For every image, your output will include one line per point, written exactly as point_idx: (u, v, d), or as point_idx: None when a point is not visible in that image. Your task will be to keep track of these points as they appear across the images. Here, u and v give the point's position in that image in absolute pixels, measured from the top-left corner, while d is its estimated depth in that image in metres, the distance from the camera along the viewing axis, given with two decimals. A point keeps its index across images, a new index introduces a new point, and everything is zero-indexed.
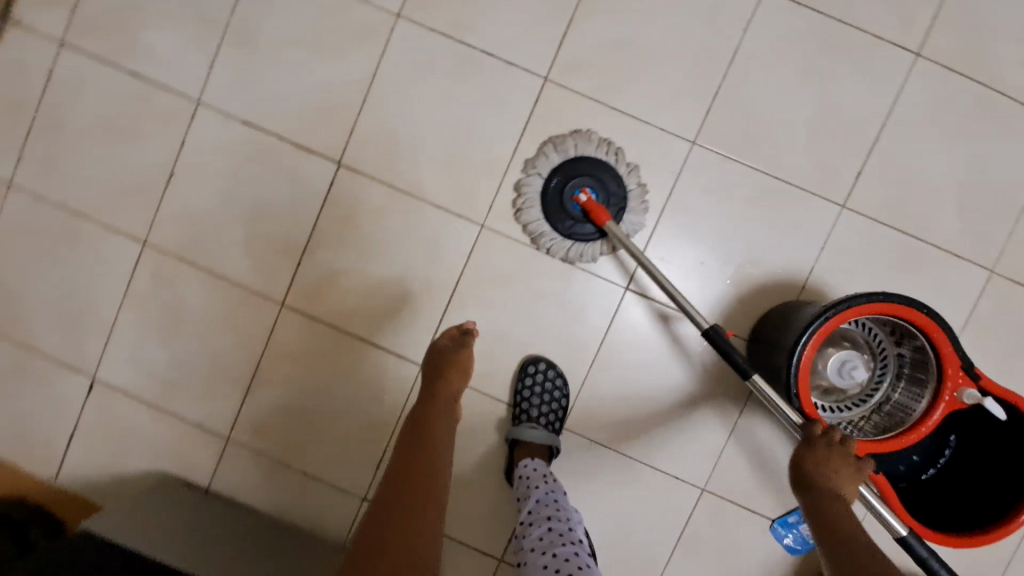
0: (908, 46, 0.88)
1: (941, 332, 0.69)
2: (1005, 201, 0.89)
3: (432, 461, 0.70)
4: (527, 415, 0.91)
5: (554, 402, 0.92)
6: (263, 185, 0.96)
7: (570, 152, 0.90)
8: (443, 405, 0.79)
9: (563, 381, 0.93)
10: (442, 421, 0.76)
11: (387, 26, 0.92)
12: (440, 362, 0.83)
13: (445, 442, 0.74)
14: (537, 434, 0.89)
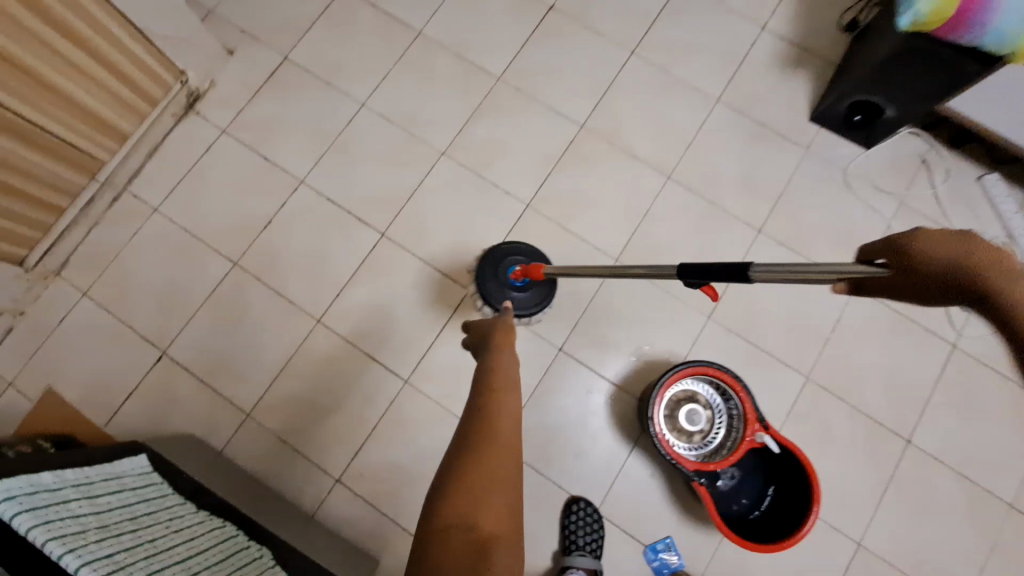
0: (756, 225, 1.39)
1: (745, 393, 1.10)
2: (817, 332, 1.32)
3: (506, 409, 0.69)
4: (575, 543, 1.20)
5: (594, 532, 1.21)
6: (328, 239, 1.41)
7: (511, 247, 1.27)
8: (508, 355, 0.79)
9: (599, 516, 1.23)
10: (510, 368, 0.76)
11: (433, 158, 1.44)
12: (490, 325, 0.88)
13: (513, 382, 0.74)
14: (585, 560, 1.17)
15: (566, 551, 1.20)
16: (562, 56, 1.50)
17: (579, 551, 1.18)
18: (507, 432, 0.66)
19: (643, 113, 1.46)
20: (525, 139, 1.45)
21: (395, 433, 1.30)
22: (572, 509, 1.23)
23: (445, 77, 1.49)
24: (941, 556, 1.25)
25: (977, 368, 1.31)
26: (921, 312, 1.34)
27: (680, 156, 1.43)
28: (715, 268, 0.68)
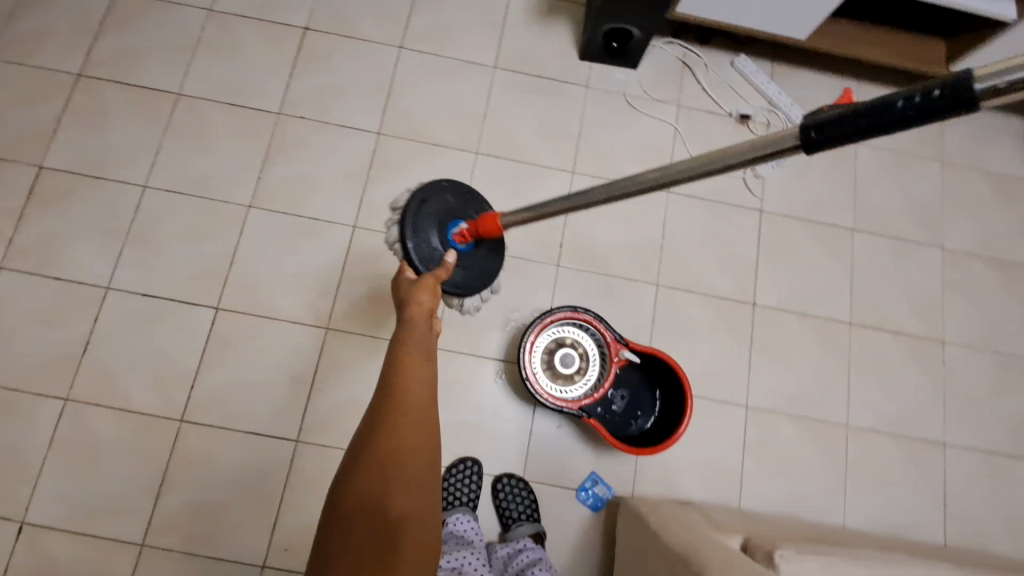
0: (568, 168, 1.47)
1: (600, 321, 1.18)
2: (652, 242, 1.44)
3: (416, 373, 0.63)
4: (511, 517, 1.24)
5: (524, 500, 1.25)
6: (162, 334, 1.31)
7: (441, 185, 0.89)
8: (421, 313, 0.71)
9: (525, 483, 1.27)
10: (423, 327, 0.69)
11: (243, 214, 1.38)
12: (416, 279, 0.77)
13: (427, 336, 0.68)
14: (523, 528, 1.21)
15: (506, 528, 1.24)
16: (335, 72, 1.48)
17: (518, 522, 1.22)
18: (416, 401, 0.61)
19: (431, 99, 1.48)
20: (328, 164, 1.43)
21: (303, 495, 1.26)
22: (499, 488, 1.26)
23: (225, 131, 1.43)
24: (817, 387, 1.40)
25: (786, 222, 1.49)
26: (728, 191, 1.49)
27: (479, 129, 1.47)
28: (880, 124, 0.45)
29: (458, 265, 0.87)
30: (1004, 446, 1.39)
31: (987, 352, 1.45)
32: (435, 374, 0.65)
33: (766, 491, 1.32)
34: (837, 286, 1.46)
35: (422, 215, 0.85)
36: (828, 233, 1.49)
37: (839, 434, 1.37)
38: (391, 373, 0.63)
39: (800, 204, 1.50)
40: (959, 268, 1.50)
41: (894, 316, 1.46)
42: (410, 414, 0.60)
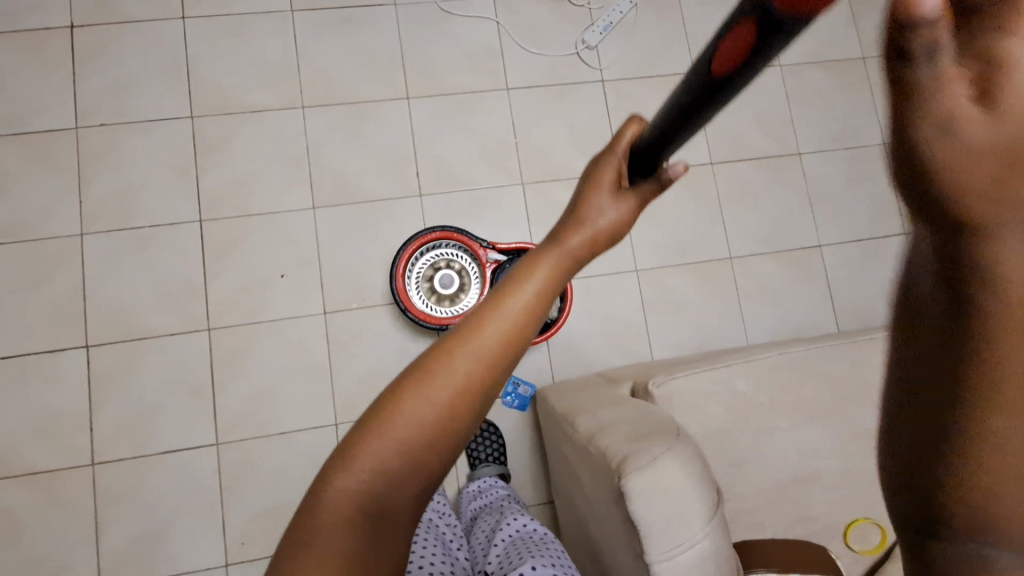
0: (401, 94, 1.41)
1: (458, 233, 1.16)
2: (506, 144, 1.43)
3: (472, 358, 0.42)
4: (479, 458, 1.26)
5: (493, 442, 1.27)
6: (38, 390, 1.25)
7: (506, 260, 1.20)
8: (563, 251, 0.46)
9: (495, 426, 1.29)
10: (547, 282, 0.45)
11: (78, 245, 1.30)
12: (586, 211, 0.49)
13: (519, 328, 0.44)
14: (490, 468, 1.24)
15: (472, 467, 1.27)
16: (122, 66, 1.36)
17: (483, 463, 1.24)
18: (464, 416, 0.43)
19: (235, 65, 1.38)
20: (150, 166, 1.33)
21: (242, 492, 1.26)
22: None
23: (27, 166, 1.32)
24: (698, 231, 1.45)
25: (629, 84, 1.49)
26: (565, 71, 1.47)
27: (297, 81, 1.39)
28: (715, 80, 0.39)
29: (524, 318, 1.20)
30: (871, 230, 1.51)
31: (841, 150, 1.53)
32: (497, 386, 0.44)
33: (673, 341, 1.39)
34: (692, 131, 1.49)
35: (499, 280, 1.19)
36: (671, 83, 1.51)
37: (726, 267, 1.44)
38: (464, 322, 0.44)
39: (638, 62, 1.50)
40: (798, 80, 1.55)
41: (752, 142, 1.50)
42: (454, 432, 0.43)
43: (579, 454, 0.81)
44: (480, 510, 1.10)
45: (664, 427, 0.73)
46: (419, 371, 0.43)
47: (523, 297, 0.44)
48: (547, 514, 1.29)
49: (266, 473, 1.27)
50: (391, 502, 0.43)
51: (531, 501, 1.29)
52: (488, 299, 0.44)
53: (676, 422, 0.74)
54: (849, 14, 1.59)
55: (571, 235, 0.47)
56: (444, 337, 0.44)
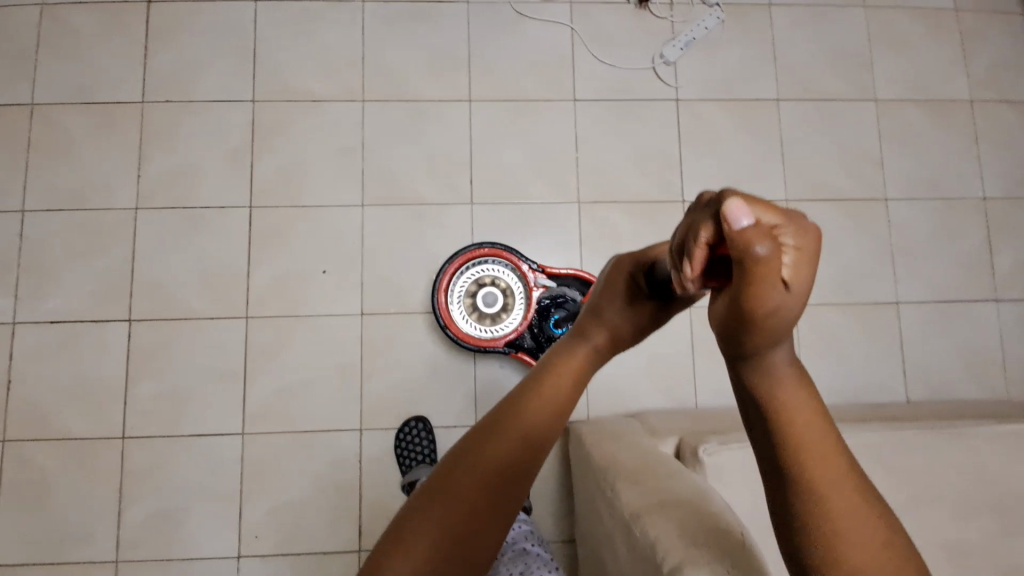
0: (464, 97, 1.36)
1: (509, 254, 1.13)
2: (566, 158, 1.36)
3: (525, 426, 0.51)
4: None
5: None
6: (80, 358, 1.28)
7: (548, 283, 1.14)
8: (590, 348, 0.56)
9: None
10: (575, 374, 0.55)
11: (132, 219, 1.31)
12: (608, 307, 0.57)
13: (563, 403, 0.53)
14: None
15: None
16: (192, 44, 1.36)
17: None
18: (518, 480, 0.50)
19: (301, 52, 1.36)
20: (207, 148, 1.33)
21: (261, 486, 1.25)
22: None
23: (92, 135, 1.33)
24: None
25: (704, 107, 1.39)
26: (637, 86, 1.39)
27: (359, 74, 1.35)
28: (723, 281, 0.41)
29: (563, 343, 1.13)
30: (958, 292, 1.36)
31: (933, 200, 1.39)
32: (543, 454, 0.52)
33: (721, 388, 1.30)
34: (768, 163, 1.38)
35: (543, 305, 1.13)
36: (751, 109, 1.39)
37: None
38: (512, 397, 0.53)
39: (718, 84, 1.40)
40: (894, 119, 1.41)
41: (833, 183, 1.38)
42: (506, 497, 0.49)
43: (623, 529, 0.73)
44: (504, 555, 1.00)
45: (730, 534, 0.62)
46: (478, 436, 0.51)
47: (564, 379, 0.54)
48: (566, 553, 1.23)
49: (287, 469, 1.25)
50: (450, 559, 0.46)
51: (551, 538, 1.23)
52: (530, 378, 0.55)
53: (742, 526, 0.64)
54: (961, 50, 1.44)
55: (597, 331, 0.57)
56: (499, 407, 0.53)
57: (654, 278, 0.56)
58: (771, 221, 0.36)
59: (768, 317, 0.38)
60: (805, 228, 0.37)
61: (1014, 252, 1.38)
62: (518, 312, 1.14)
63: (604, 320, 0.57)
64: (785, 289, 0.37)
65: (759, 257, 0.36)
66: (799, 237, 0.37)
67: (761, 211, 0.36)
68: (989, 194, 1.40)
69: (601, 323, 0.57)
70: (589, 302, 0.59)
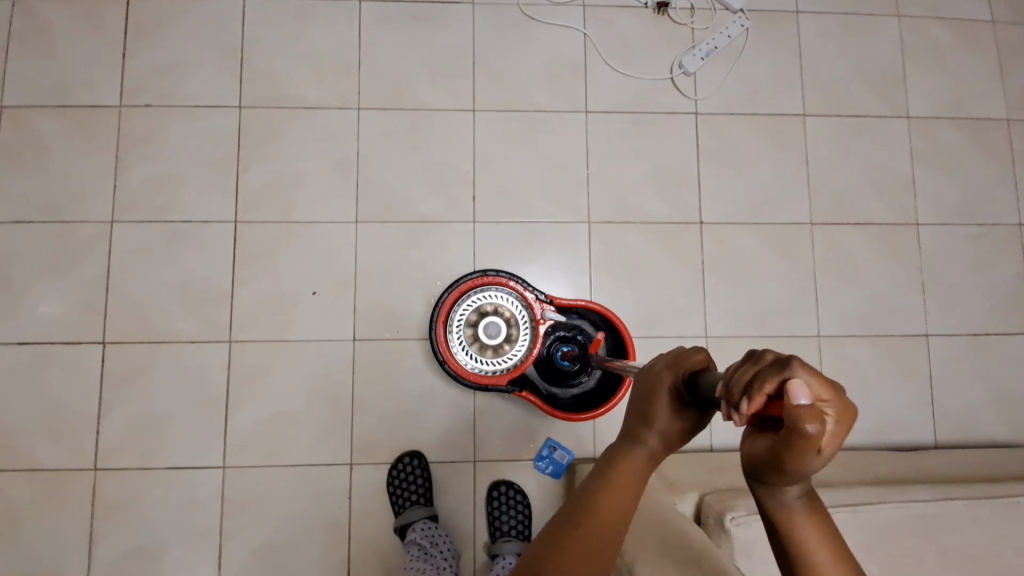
0: (467, 107, 1.26)
1: (514, 282, 1.04)
2: (576, 174, 1.26)
3: (584, 536, 0.50)
4: (501, 530, 1.15)
5: (519, 514, 1.16)
6: (50, 382, 1.19)
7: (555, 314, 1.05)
8: (639, 458, 0.53)
9: (523, 495, 1.17)
10: (625, 490, 0.52)
11: (108, 233, 1.22)
12: (652, 406, 0.53)
13: (621, 507, 0.52)
14: (512, 545, 1.12)
15: (492, 540, 1.15)
16: (175, 44, 1.26)
17: (505, 539, 1.13)
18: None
19: (293, 55, 1.26)
20: (190, 157, 1.24)
21: (243, 523, 1.16)
22: (494, 496, 1.17)
23: (65, 141, 1.24)
24: (782, 301, 1.26)
25: (725, 121, 1.30)
26: (654, 98, 1.29)
27: (355, 79, 1.26)
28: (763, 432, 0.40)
29: (569, 378, 1.06)
30: (991, 324, 1.28)
31: (967, 226, 1.30)
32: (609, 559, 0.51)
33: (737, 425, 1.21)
34: (792, 183, 1.29)
35: (547, 336, 1.06)
36: (775, 124, 1.30)
37: (811, 346, 1.25)
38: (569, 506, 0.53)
39: (740, 96, 1.30)
40: (927, 137, 1.32)
41: (860, 206, 1.29)
42: None
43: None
44: None
45: None
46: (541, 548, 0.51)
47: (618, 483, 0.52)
48: None
49: (271, 505, 1.17)
50: None
51: None
52: (588, 484, 0.54)
53: None
54: (1000, 65, 1.34)
55: (646, 434, 0.53)
56: (558, 516, 0.53)
57: (695, 387, 0.51)
58: (820, 396, 0.36)
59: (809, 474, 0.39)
60: (846, 405, 0.37)
61: None
62: (522, 344, 1.06)
63: (649, 431, 0.53)
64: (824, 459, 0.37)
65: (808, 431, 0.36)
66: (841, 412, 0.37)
67: (815, 384, 0.36)
68: None
69: (649, 429, 0.53)
70: (630, 407, 0.55)
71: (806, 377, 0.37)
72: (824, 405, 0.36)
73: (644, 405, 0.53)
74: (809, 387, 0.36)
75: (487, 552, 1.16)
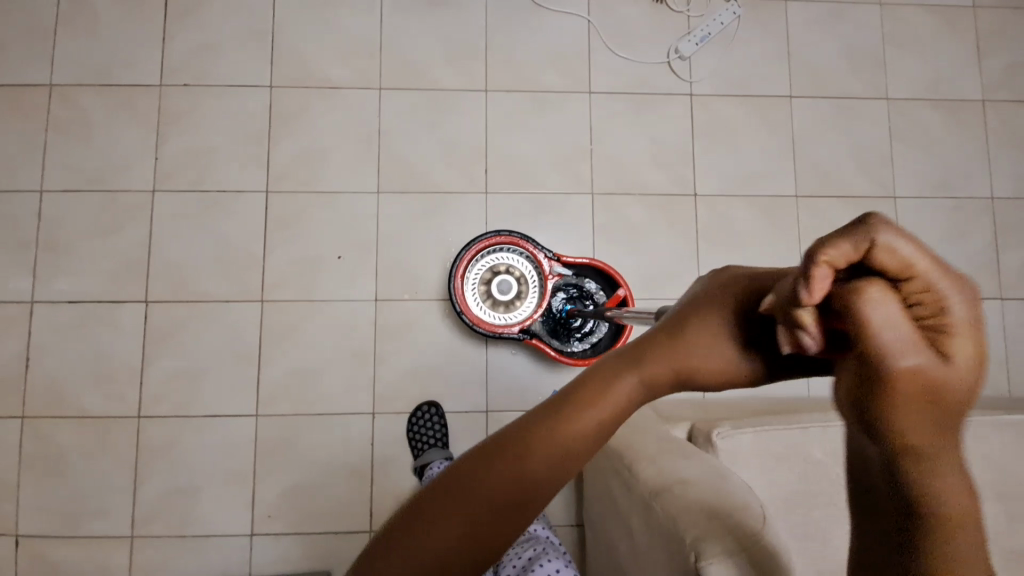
0: (480, 87, 1.37)
1: (526, 241, 1.14)
2: (580, 150, 1.37)
3: (554, 440, 0.36)
4: None
5: None
6: (96, 337, 1.29)
7: (562, 270, 1.16)
8: (637, 380, 0.38)
9: None
10: (611, 422, 0.37)
11: (149, 201, 1.32)
12: (681, 322, 0.40)
13: (608, 415, 0.37)
14: None
15: None
16: (210, 28, 1.36)
17: None
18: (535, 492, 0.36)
19: (320, 38, 1.36)
20: (224, 132, 1.34)
21: (274, 467, 1.27)
22: None
23: (110, 117, 1.34)
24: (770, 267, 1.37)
25: (718, 102, 1.40)
26: (652, 79, 1.40)
27: (377, 61, 1.36)
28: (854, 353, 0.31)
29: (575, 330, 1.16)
30: None
31: (942, 199, 1.40)
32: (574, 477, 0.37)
33: (729, 379, 1.31)
34: (780, 159, 1.39)
35: (555, 292, 1.16)
36: (765, 105, 1.41)
37: None
38: (541, 420, 0.37)
39: (732, 79, 1.41)
40: (906, 117, 1.42)
41: (843, 180, 1.40)
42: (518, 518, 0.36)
43: (642, 506, 0.76)
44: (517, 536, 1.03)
45: (748, 512, 0.65)
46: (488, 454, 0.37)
47: (610, 396, 0.37)
48: (572, 536, 1.25)
49: (300, 451, 1.27)
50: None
51: (558, 521, 1.26)
52: (566, 398, 0.38)
53: (760, 507, 0.67)
54: (975, 50, 1.45)
55: (660, 356, 0.39)
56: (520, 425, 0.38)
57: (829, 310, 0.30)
58: (911, 263, 0.29)
59: (919, 391, 0.30)
60: (967, 288, 0.29)
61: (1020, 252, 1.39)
62: (532, 299, 1.17)
63: (661, 353, 0.38)
64: (927, 356, 0.29)
65: (878, 314, 0.29)
66: (964, 297, 0.30)
67: (907, 249, 0.28)
68: (997, 194, 1.41)
69: (667, 346, 0.39)
70: (652, 331, 0.41)
71: (892, 244, 0.28)
72: (920, 281, 0.29)
73: (688, 327, 0.39)
74: (901, 257, 0.29)
75: None
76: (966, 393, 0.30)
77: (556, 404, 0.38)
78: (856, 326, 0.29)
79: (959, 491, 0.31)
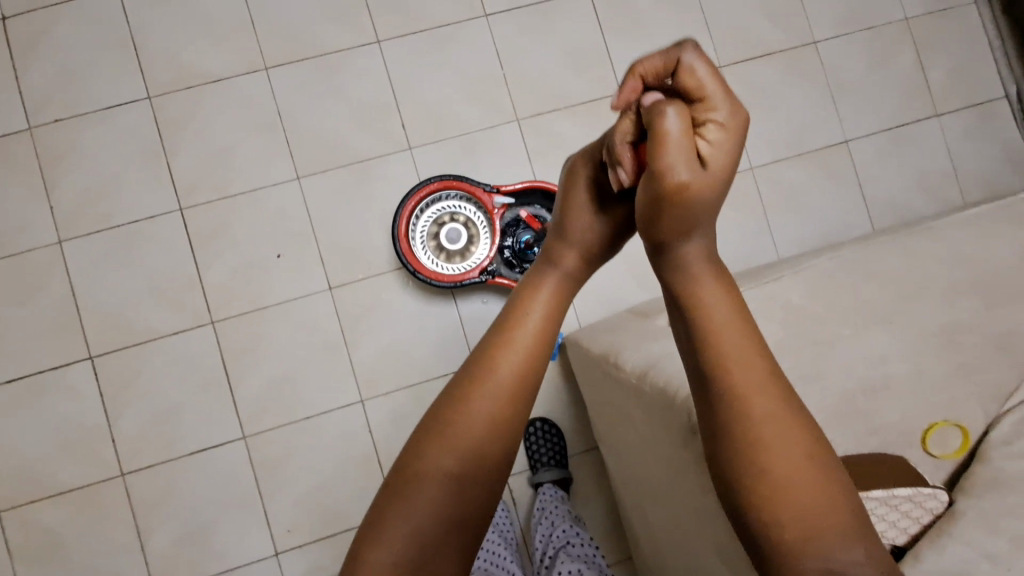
0: (372, 40, 1.28)
1: (457, 181, 1.08)
2: (493, 78, 1.30)
3: (492, 383, 0.57)
4: (540, 461, 1.21)
5: (555, 445, 1.23)
6: (52, 407, 1.21)
7: (503, 199, 1.10)
8: (550, 280, 0.62)
9: (556, 427, 1.24)
10: (548, 306, 0.61)
11: (59, 253, 1.22)
12: (570, 201, 0.63)
13: (527, 350, 0.58)
14: (552, 473, 1.20)
15: (532, 472, 1.22)
16: (64, 51, 1.24)
17: (545, 467, 1.20)
18: (481, 419, 0.55)
19: (185, 32, 1.25)
20: (116, 158, 1.23)
21: (278, 480, 1.23)
22: (530, 432, 1.23)
23: None
24: None
25: None
26: None
27: (254, 40, 1.26)
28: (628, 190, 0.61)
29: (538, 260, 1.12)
30: (901, 116, 1.38)
31: (860, 32, 1.38)
32: (511, 404, 0.56)
33: None
34: (694, 34, 1.35)
35: (507, 228, 1.12)
36: None
37: (747, 179, 1.34)
38: (484, 357, 0.58)
39: None
40: None
41: (762, 39, 1.36)
42: (470, 438, 0.55)
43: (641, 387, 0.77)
44: (563, 554, 1.02)
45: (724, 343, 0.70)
46: (450, 394, 0.57)
47: (527, 333, 0.59)
48: (590, 462, 1.25)
49: (300, 458, 1.23)
50: (443, 508, 0.53)
51: (573, 451, 1.25)
52: (495, 335, 0.59)
53: None
54: None
55: (565, 256, 0.62)
56: (466, 370, 0.58)
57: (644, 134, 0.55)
58: (704, 101, 0.52)
59: (682, 188, 0.51)
60: (734, 109, 0.52)
61: (945, 64, 1.40)
62: (486, 241, 1.14)
63: (563, 251, 0.63)
64: (691, 165, 0.51)
65: (669, 124, 0.50)
66: (728, 117, 0.52)
67: (700, 72, 0.51)
68: (910, 14, 1.40)
69: (568, 242, 0.63)
70: (552, 227, 0.65)
71: (693, 67, 0.51)
72: (709, 100, 0.52)
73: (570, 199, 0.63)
74: (694, 82, 0.51)
75: (527, 486, 1.23)
76: (707, 186, 0.52)
77: (484, 349, 0.59)
78: (654, 135, 0.50)
79: (737, 319, 0.52)
